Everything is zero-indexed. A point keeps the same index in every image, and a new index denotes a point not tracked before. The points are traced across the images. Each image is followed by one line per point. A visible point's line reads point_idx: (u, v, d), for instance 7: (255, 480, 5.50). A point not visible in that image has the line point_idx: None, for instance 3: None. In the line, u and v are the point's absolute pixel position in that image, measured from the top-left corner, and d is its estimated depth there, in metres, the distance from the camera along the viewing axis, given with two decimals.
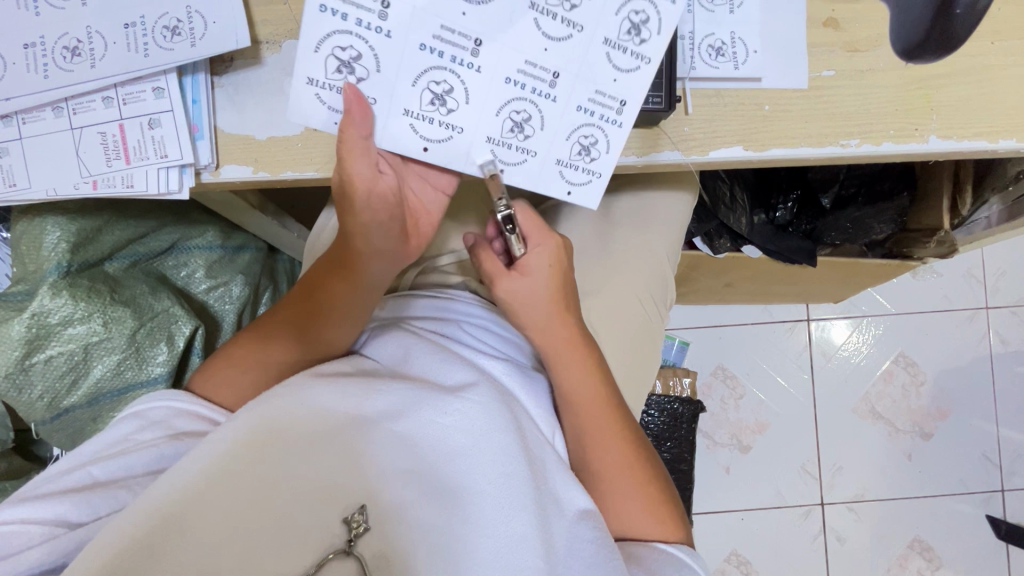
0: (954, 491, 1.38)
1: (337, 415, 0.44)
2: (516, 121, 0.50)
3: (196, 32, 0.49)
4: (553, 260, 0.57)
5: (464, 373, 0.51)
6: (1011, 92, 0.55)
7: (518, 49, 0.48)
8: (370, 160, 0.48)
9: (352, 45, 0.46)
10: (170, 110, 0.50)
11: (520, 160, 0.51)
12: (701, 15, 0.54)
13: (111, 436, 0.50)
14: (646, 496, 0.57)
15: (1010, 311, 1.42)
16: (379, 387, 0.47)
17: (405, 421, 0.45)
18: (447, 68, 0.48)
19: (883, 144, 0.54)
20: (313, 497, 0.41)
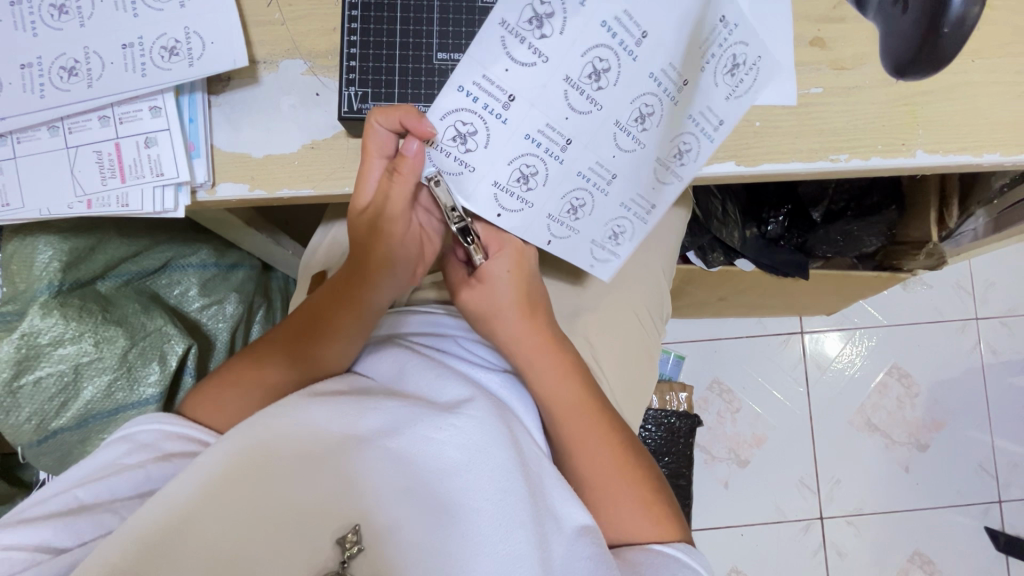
0: (952, 502, 1.38)
1: (333, 433, 0.43)
2: (573, 205, 0.54)
3: (194, 53, 0.49)
4: (513, 265, 0.56)
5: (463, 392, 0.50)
6: (993, 107, 0.56)
7: (598, 137, 0.51)
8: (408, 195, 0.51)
9: (471, 121, 0.48)
10: (167, 128, 0.50)
11: (565, 235, 0.55)
12: None
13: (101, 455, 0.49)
14: (639, 497, 0.56)
15: (999, 322, 1.43)
16: (373, 404, 0.46)
17: (401, 437, 0.44)
18: (537, 155, 0.50)
19: (872, 159, 0.55)
20: (307, 517, 0.40)
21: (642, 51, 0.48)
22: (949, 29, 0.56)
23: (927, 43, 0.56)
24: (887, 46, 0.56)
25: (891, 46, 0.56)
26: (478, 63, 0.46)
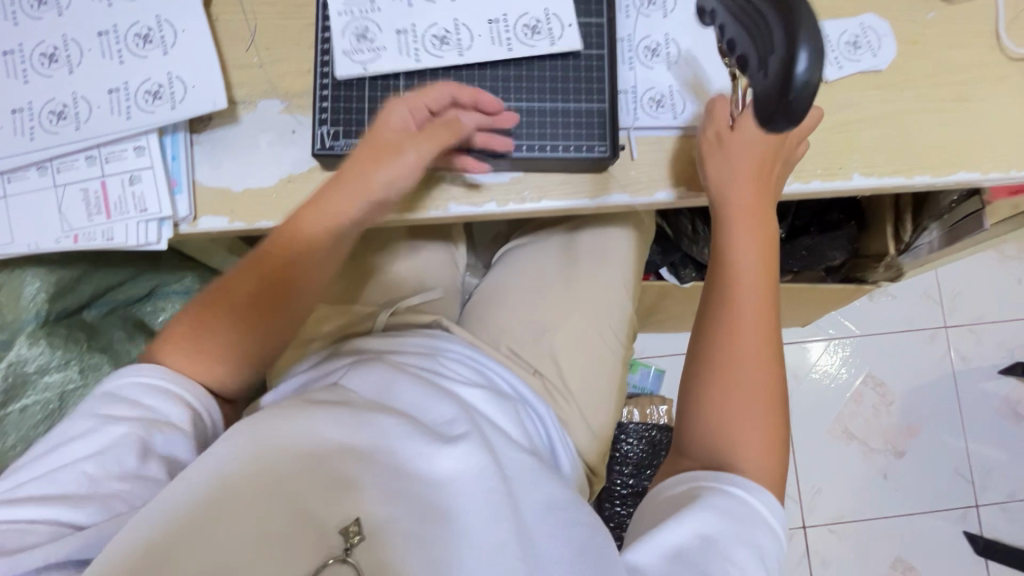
0: (930, 507, 1.41)
1: (331, 440, 0.46)
2: (529, 26, 0.56)
3: (176, 96, 0.53)
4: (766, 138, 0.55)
5: (456, 418, 0.53)
6: (922, 132, 0.61)
7: (433, 23, 0.56)
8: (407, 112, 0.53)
9: (373, 46, 0.55)
10: (150, 166, 0.53)
11: (532, 23, 0.56)
12: (642, 72, 0.60)
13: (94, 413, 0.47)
14: (760, 420, 0.53)
15: (968, 329, 1.48)
16: (375, 420, 0.49)
17: (393, 455, 0.47)
18: (441, 25, 0.56)
19: (812, 182, 0.60)
20: (310, 517, 0.42)
21: None
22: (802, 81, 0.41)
23: (775, 90, 0.42)
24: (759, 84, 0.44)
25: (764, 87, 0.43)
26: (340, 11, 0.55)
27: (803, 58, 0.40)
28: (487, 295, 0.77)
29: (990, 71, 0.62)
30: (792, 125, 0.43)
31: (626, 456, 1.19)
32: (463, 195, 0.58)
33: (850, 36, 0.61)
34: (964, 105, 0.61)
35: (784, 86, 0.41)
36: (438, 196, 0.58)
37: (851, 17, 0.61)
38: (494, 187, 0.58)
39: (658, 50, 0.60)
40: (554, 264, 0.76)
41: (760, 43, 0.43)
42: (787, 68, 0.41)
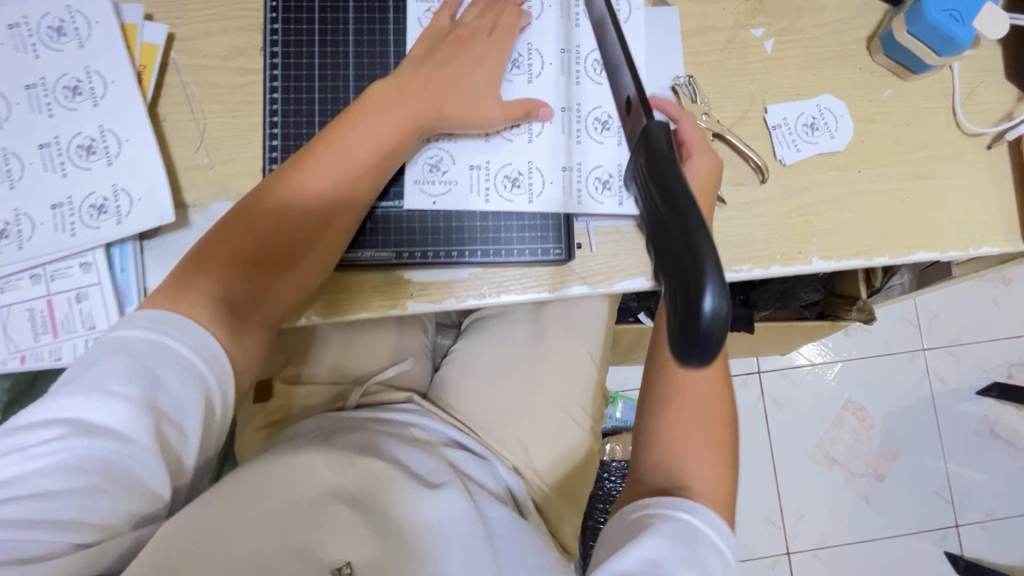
0: (910, 529, 1.43)
1: (325, 484, 0.51)
2: (597, 127, 0.58)
3: (122, 210, 0.52)
4: (711, 171, 0.53)
5: (438, 468, 0.58)
6: (880, 214, 0.61)
7: (506, 163, 0.56)
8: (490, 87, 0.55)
9: (437, 189, 0.56)
10: (97, 282, 0.52)
11: (586, 146, 0.57)
12: (590, 146, 0.57)
13: (105, 388, 0.41)
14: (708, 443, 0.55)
15: (945, 351, 1.49)
16: (365, 464, 0.53)
17: (385, 497, 0.52)
18: (513, 158, 0.56)
19: (773, 267, 0.60)
20: (308, 549, 0.48)
21: (538, 68, 0.58)
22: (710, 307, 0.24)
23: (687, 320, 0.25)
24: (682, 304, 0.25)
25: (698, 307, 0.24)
26: (410, 177, 0.56)
27: (709, 291, 0.24)
28: (453, 370, 0.76)
29: (946, 148, 0.62)
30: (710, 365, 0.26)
31: (609, 493, 1.20)
32: (422, 293, 0.56)
33: (807, 118, 0.60)
34: (922, 184, 0.62)
35: (687, 317, 0.24)
36: (396, 296, 0.56)
37: (809, 98, 0.61)
38: (453, 285, 0.57)
39: (609, 124, 0.58)
40: (520, 338, 0.76)
41: (672, 251, 0.26)
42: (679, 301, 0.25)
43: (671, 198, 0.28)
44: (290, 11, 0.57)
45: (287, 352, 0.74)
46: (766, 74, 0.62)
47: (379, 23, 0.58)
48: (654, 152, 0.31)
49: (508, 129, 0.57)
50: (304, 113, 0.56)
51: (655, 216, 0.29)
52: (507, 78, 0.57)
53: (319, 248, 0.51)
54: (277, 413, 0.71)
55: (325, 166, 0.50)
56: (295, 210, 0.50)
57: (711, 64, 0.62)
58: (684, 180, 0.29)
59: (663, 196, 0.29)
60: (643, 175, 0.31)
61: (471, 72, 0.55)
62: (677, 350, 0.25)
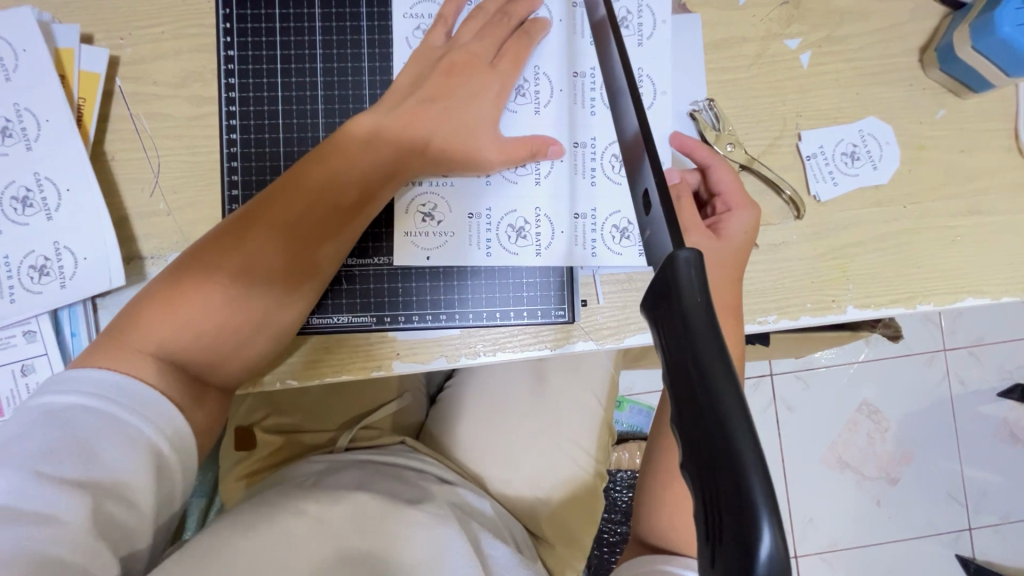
0: (923, 531, 1.30)
1: (310, 521, 0.46)
2: (614, 165, 0.50)
3: (66, 271, 0.47)
4: (752, 228, 0.47)
5: (431, 503, 0.54)
6: (925, 254, 0.53)
7: (510, 210, 0.49)
8: (480, 121, 0.48)
9: (433, 241, 0.49)
10: (44, 353, 0.47)
11: (597, 186, 0.50)
12: (605, 188, 0.50)
13: (31, 468, 0.37)
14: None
15: (967, 351, 1.32)
16: (352, 502, 0.49)
17: (366, 541, 0.47)
18: (518, 205, 0.49)
19: (801, 318, 0.53)
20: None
21: (545, 96, 0.50)
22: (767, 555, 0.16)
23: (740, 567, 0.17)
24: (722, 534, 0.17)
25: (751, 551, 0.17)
26: (401, 228, 0.49)
27: (765, 539, 0.16)
28: (449, 408, 0.70)
29: (1006, 179, 0.54)
30: None
31: (614, 504, 1.00)
32: (408, 352, 0.49)
33: (847, 146, 0.53)
34: (975, 219, 0.54)
35: (728, 563, 0.17)
36: (379, 356, 0.49)
37: (849, 122, 0.54)
38: (443, 342, 0.49)
39: None
40: (523, 377, 0.70)
41: (699, 450, 0.19)
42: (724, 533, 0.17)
43: (698, 357, 0.20)
44: (248, 36, 0.50)
45: (271, 395, 0.69)
46: (802, 94, 0.54)
47: (350, 47, 0.51)
48: (674, 273, 0.22)
49: (512, 169, 0.49)
50: (268, 157, 0.50)
51: (674, 375, 0.21)
52: (510, 108, 0.49)
53: (277, 307, 0.45)
54: (264, 462, 0.66)
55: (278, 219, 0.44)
56: (244, 270, 0.44)
57: (739, 83, 0.53)
58: (720, 328, 0.20)
59: (683, 347, 0.20)
60: (658, 301, 0.22)
61: (463, 107, 0.48)
62: None
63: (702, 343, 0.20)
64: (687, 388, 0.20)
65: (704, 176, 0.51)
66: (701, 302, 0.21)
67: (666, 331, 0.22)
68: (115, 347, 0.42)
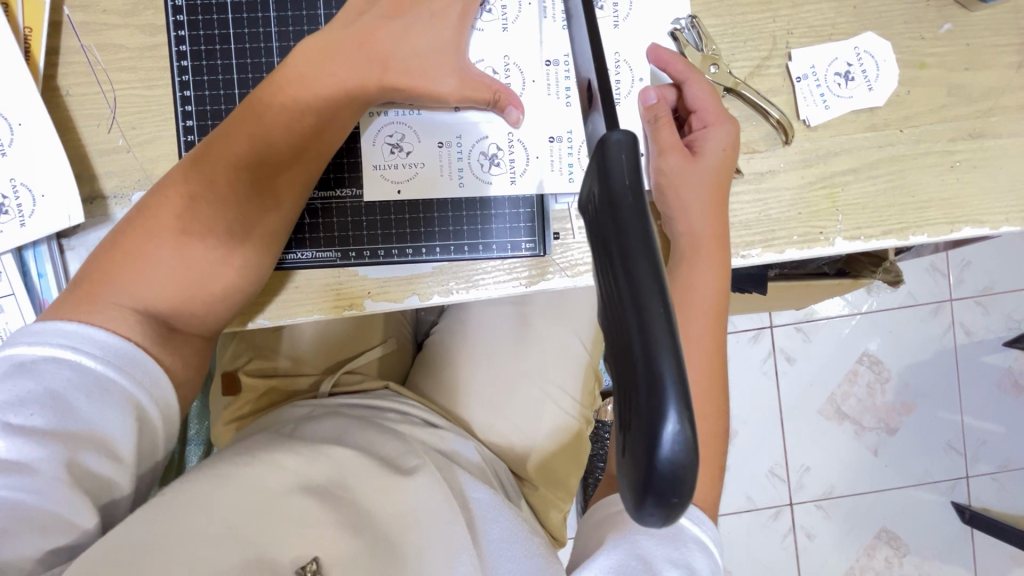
0: (921, 480, 1.29)
1: (287, 471, 0.46)
2: None
3: (24, 210, 0.46)
4: (730, 143, 0.45)
5: (411, 452, 0.53)
6: (920, 181, 0.50)
7: (482, 136, 0.47)
8: (443, 39, 0.45)
9: (401, 169, 0.47)
10: (11, 293, 0.47)
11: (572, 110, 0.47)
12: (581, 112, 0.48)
13: (5, 421, 0.37)
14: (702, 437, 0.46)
15: (974, 301, 1.28)
16: (330, 453, 0.48)
17: (350, 491, 0.46)
18: (490, 132, 0.47)
19: (787, 251, 0.50)
20: (264, 556, 0.41)
21: (511, 12, 0.47)
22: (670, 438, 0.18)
23: (648, 445, 0.18)
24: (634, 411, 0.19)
25: (661, 429, 0.18)
26: (368, 158, 0.47)
27: (669, 427, 0.18)
28: (433, 355, 0.70)
29: (1013, 98, 0.50)
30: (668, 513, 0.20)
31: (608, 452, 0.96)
32: (379, 291, 0.48)
33: (840, 65, 0.50)
34: (976, 144, 0.50)
35: (635, 448, 0.18)
36: (349, 295, 0.48)
37: (844, 39, 0.50)
38: (414, 280, 0.48)
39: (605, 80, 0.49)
40: (507, 319, 0.69)
41: (622, 353, 0.19)
42: (639, 415, 0.18)
43: (625, 248, 0.19)
44: None
45: (256, 340, 0.69)
46: (793, 9, 0.50)
47: None
48: (606, 158, 0.21)
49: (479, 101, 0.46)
50: (221, 85, 0.48)
51: (605, 278, 0.20)
52: (476, 27, 0.46)
53: (247, 243, 0.43)
54: (251, 405, 0.67)
55: (241, 156, 0.42)
56: (210, 210, 0.42)
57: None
58: (646, 213, 0.20)
59: (612, 250, 0.20)
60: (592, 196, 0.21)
61: (424, 25, 0.44)
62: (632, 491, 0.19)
63: (633, 246, 0.19)
64: (614, 293, 0.19)
65: (680, 93, 0.48)
66: (633, 201, 0.20)
67: (596, 226, 0.21)
68: (85, 300, 0.41)
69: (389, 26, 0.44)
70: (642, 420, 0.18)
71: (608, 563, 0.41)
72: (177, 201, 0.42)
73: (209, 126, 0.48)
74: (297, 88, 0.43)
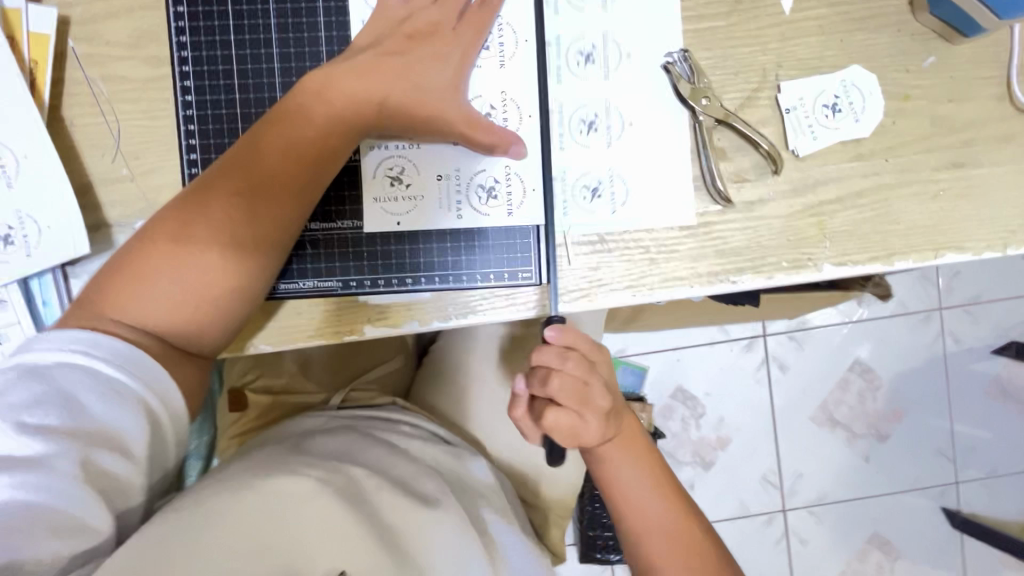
0: (911, 486, 1.31)
1: (310, 481, 0.47)
2: (585, 125, 0.51)
3: (30, 240, 0.46)
4: None
5: (424, 474, 0.54)
6: (905, 209, 0.52)
7: (481, 169, 0.48)
8: (442, 77, 0.46)
9: (400, 201, 0.48)
10: (17, 322, 0.48)
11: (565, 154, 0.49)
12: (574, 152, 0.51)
13: (22, 420, 0.39)
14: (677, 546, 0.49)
15: (962, 310, 1.30)
16: (349, 469, 0.50)
17: (370, 510, 0.48)
18: (488, 166, 0.48)
19: (777, 277, 0.52)
20: (294, 566, 0.44)
21: (510, 51, 0.48)
22: None
23: None
24: None
25: None
26: (368, 191, 0.48)
27: None
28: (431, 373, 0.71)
29: (995, 129, 0.52)
30: None
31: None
32: (378, 317, 0.49)
33: (828, 97, 0.51)
34: (959, 173, 0.52)
35: None
36: (350, 321, 0.49)
37: (832, 71, 0.52)
38: (413, 306, 0.49)
39: (597, 124, 0.51)
40: (506, 339, 0.70)
41: None
42: None
43: None
44: None
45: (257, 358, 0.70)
46: (782, 42, 0.51)
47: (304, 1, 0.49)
48: None
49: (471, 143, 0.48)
50: (226, 117, 0.49)
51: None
52: (475, 64, 0.48)
53: (247, 263, 0.44)
54: (259, 419, 0.69)
55: (244, 182, 0.44)
56: (212, 232, 0.43)
57: (716, 32, 0.51)
58: None
59: None
60: None
61: (424, 64, 0.46)
62: None
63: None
64: None
65: None
66: None
67: None
68: (93, 318, 0.42)
69: (390, 67, 0.45)
70: None
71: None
72: (181, 225, 0.43)
73: (214, 159, 0.49)
74: (300, 118, 0.44)
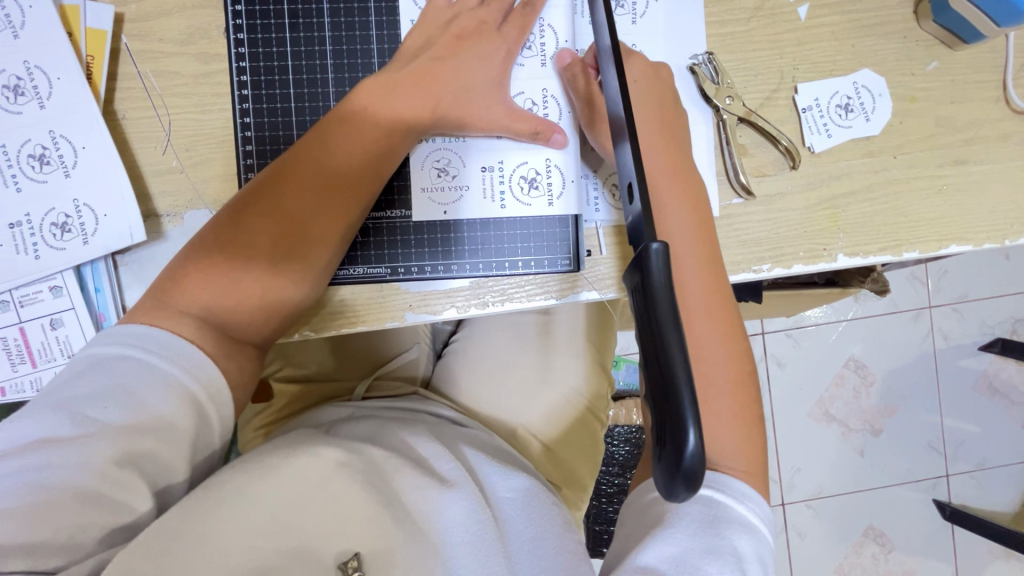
0: (905, 479, 1.35)
1: (330, 462, 0.47)
2: None
3: (87, 228, 0.49)
4: None
5: (445, 455, 0.51)
6: (913, 203, 0.56)
7: (522, 161, 0.51)
8: (492, 80, 0.49)
9: (448, 191, 0.51)
10: (71, 307, 0.50)
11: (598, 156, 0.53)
12: None
13: (80, 412, 0.39)
14: (729, 391, 0.46)
15: (951, 308, 1.36)
16: (367, 451, 0.49)
17: (386, 485, 0.47)
18: (530, 158, 0.51)
19: (794, 266, 0.55)
20: (307, 548, 0.43)
21: (551, 52, 0.51)
22: (694, 446, 0.28)
23: (671, 448, 0.29)
24: (661, 422, 0.30)
25: (690, 435, 0.28)
26: (416, 183, 0.51)
27: (692, 436, 0.28)
28: (456, 362, 0.72)
29: (992, 129, 0.56)
30: (693, 492, 0.29)
31: (611, 456, 0.99)
32: (421, 304, 0.51)
33: (842, 98, 0.55)
34: (960, 169, 0.56)
35: (671, 447, 0.29)
36: (392, 307, 0.51)
37: (844, 74, 0.55)
38: (450, 295, 0.51)
39: None
40: (530, 330, 0.72)
41: (666, 386, 0.29)
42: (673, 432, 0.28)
43: (656, 316, 0.31)
44: None
45: (285, 348, 0.72)
46: (799, 47, 0.55)
47: (355, 1, 0.51)
48: (648, 261, 0.31)
49: (516, 140, 0.50)
50: (280, 112, 0.51)
51: (644, 336, 0.31)
52: (518, 62, 0.51)
53: (304, 260, 0.46)
54: (284, 410, 0.70)
55: (305, 182, 0.45)
56: (273, 228, 0.45)
57: (737, 37, 0.55)
58: (673, 296, 0.31)
59: (651, 318, 0.31)
60: (639, 269, 0.32)
61: (477, 66, 0.49)
62: (667, 476, 0.29)
63: (665, 323, 0.30)
64: (652, 350, 0.30)
65: None
66: (666, 292, 0.31)
67: (641, 295, 0.32)
68: (155, 308, 0.44)
69: (446, 64, 0.48)
70: (669, 419, 0.29)
71: (654, 559, 0.41)
72: (244, 220, 0.45)
73: (268, 150, 0.51)
74: (362, 122, 0.46)
